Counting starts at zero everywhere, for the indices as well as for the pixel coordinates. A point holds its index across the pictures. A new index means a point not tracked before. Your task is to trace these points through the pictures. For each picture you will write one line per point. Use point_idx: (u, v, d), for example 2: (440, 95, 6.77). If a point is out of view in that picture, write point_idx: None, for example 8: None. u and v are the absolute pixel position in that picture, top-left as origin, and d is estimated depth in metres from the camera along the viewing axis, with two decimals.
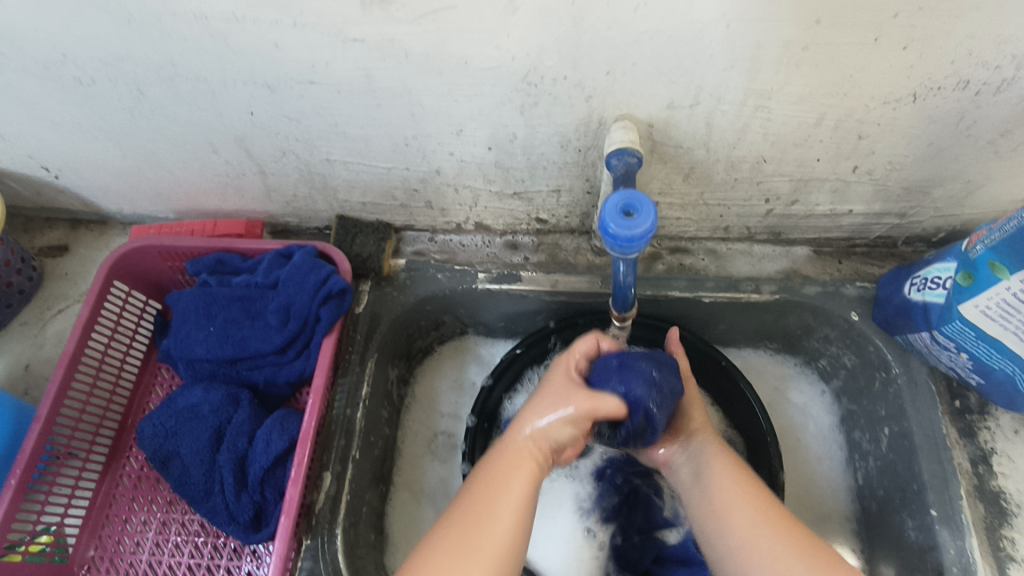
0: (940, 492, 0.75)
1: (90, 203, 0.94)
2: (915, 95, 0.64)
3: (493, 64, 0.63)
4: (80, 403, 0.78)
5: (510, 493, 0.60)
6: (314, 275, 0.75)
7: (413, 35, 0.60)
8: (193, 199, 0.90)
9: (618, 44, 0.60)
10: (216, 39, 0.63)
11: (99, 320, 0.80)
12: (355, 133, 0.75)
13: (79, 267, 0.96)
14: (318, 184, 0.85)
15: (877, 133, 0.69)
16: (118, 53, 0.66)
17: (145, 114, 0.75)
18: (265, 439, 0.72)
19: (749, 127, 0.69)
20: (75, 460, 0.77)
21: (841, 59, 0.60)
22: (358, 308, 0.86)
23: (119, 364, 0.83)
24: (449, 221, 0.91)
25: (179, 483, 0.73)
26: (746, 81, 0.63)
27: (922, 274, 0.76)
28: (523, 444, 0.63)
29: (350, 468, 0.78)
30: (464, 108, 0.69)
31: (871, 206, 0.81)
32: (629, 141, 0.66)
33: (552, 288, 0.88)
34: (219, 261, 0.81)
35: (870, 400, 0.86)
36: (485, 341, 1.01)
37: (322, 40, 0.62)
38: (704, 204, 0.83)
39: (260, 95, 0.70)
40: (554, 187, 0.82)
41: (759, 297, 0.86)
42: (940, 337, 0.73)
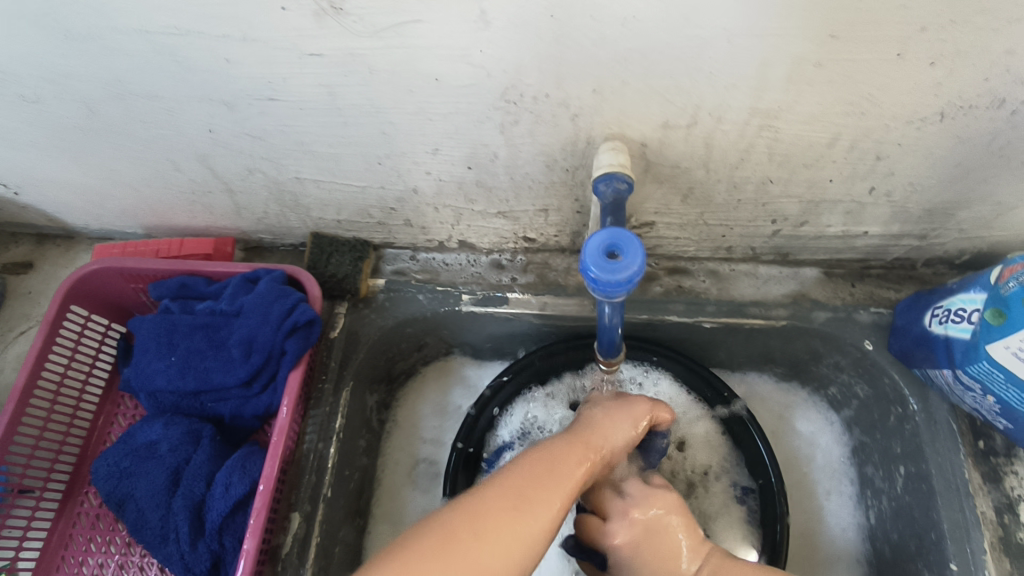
0: (961, 544, 0.69)
1: (54, 218, 0.89)
2: (942, 115, 0.56)
3: (468, 81, 0.57)
4: (33, 438, 0.73)
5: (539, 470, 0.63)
6: (280, 306, 0.70)
7: (377, 50, 0.54)
8: (159, 216, 0.85)
9: (606, 60, 0.53)
10: (163, 55, 0.57)
11: (55, 349, 0.75)
12: (323, 151, 0.69)
13: (43, 285, 0.91)
14: (289, 201, 0.79)
15: (897, 154, 0.62)
16: (59, 70, 0.60)
17: (98, 131, 0.69)
18: (225, 483, 0.67)
19: (754, 147, 0.62)
20: (28, 499, 0.72)
21: (858, 77, 0.53)
22: (333, 332, 0.81)
23: (78, 393, 0.78)
24: (431, 239, 0.85)
25: (135, 529, 0.69)
26: (751, 101, 0.56)
27: (944, 305, 0.69)
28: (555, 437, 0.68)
29: (320, 509, 0.73)
30: (439, 126, 0.63)
31: (888, 227, 0.74)
32: (619, 165, 0.59)
33: (541, 311, 0.82)
34: (183, 285, 0.76)
35: (885, 435, 0.80)
36: (473, 361, 0.95)
37: (278, 55, 0.56)
38: (705, 224, 0.76)
39: (218, 112, 0.64)
40: (541, 207, 0.75)
41: (765, 324, 0.79)
42: (964, 377, 0.66)
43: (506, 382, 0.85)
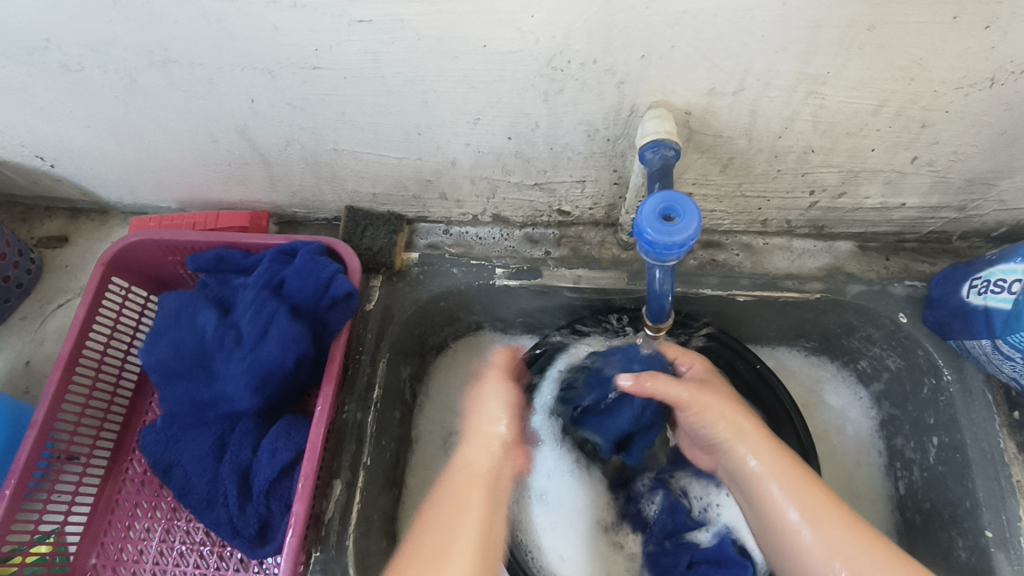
0: (996, 512, 0.70)
1: (89, 192, 0.89)
2: (993, 80, 0.56)
3: (515, 47, 0.57)
4: (80, 405, 0.74)
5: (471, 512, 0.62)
6: (316, 278, 0.70)
7: (426, 15, 0.54)
8: (195, 190, 0.85)
9: (656, 24, 0.53)
10: (210, 21, 0.57)
11: (97, 319, 0.76)
12: (364, 121, 0.69)
13: (79, 258, 0.92)
14: (326, 173, 0.79)
15: (943, 122, 0.62)
16: (105, 38, 0.61)
17: (139, 101, 0.69)
18: (270, 449, 0.68)
19: (799, 115, 0.62)
20: (75, 464, 0.74)
21: (910, 40, 0.53)
22: (368, 305, 0.81)
23: (120, 363, 0.79)
24: (465, 213, 0.85)
25: (183, 492, 0.71)
26: (800, 66, 0.56)
27: (983, 275, 0.69)
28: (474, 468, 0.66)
29: (361, 476, 0.74)
30: (482, 95, 0.63)
31: (926, 199, 0.74)
32: (666, 133, 0.60)
33: (575, 284, 0.82)
34: (219, 257, 0.76)
35: (916, 406, 0.81)
36: (503, 336, 0.96)
37: (325, 22, 0.56)
38: (741, 196, 0.76)
39: (260, 81, 0.64)
40: (578, 178, 0.76)
41: (799, 296, 0.80)
42: (1004, 347, 0.67)
43: (540, 355, 0.85)
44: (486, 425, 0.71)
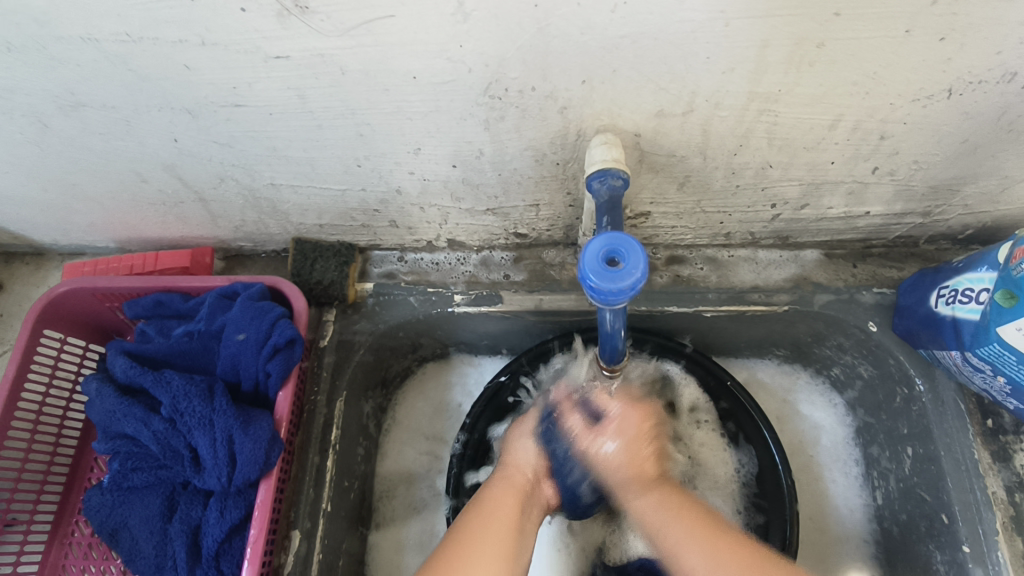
0: (973, 525, 0.68)
1: (20, 236, 0.84)
2: (950, 91, 0.54)
3: (447, 77, 0.53)
4: (16, 469, 0.70)
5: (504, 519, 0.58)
6: (256, 327, 0.67)
7: (348, 49, 0.50)
8: (132, 229, 0.81)
9: (594, 50, 0.50)
10: (116, 63, 0.53)
11: (31, 376, 0.72)
12: (299, 156, 0.65)
13: (15, 306, 0.87)
14: (267, 208, 0.75)
15: (902, 133, 0.59)
16: (6, 85, 0.56)
17: (56, 146, 0.65)
18: (218, 508, 0.63)
19: (753, 132, 0.59)
20: (15, 532, 0.70)
21: (863, 55, 0.50)
22: (322, 340, 0.78)
23: (59, 420, 0.75)
24: (419, 239, 0.81)
25: (130, 558, 0.66)
26: (749, 86, 0.53)
27: (950, 285, 0.67)
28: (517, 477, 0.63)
29: (321, 525, 0.71)
30: (419, 125, 0.59)
31: (890, 206, 0.71)
32: (613, 160, 0.56)
33: (537, 308, 0.79)
34: (157, 302, 0.73)
35: (891, 415, 0.79)
36: (469, 359, 0.92)
37: (240, 59, 0.52)
38: (702, 212, 0.73)
39: (181, 121, 0.60)
40: (531, 202, 0.72)
41: (768, 309, 0.77)
42: (973, 359, 0.65)
43: (504, 382, 0.81)
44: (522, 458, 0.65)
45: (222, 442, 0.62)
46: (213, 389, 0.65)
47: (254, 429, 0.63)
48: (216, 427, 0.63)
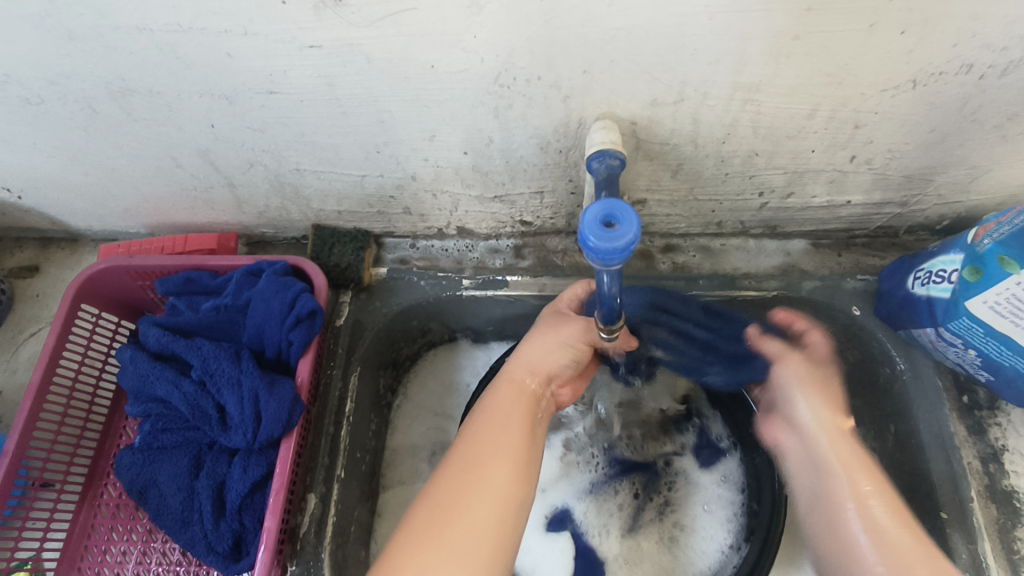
0: (951, 495, 0.72)
1: (58, 221, 0.90)
2: (915, 82, 0.59)
3: (462, 66, 0.59)
4: (53, 431, 0.75)
5: (496, 455, 0.57)
6: (280, 299, 0.72)
7: (373, 39, 0.56)
8: (162, 214, 0.87)
9: (594, 41, 0.56)
10: (165, 52, 0.59)
11: (69, 345, 0.77)
12: (323, 142, 0.71)
13: (50, 287, 0.93)
14: (290, 194, 0.81)
15: (875, 123, 0.65)
16: (63, 71, 0.62)
17: (101, 131, 0.71)
18: (242, 465, 0.68)
19: (739, 121, 0.65)
20: (50, 491, 0.74)
21: (834, 48, 0.56)
22: (339, 320, 0.83)
23: (93, 389, 0.81)
24: (430, 227, 0.87)
25: (157, 514, 0.70)
26: (733, 76, 0.59)
27: (926, 267, 0.72)
28: (523, 382, 0.65)
29: (335, 489, 0.75)
30: (434, 113, 0.65)
31: (869, 196, 0.77)
32: (611, 143, 0.62)
33: (541, 292, 0.84)
34: (188, 279, 0.78)
35: (875, 396, 0.83)
36: (474, 344, 0.97)
37: (276, 48, 0.58)
38: (695, 200, 0.79)
39: (218, 106, 0.66)
40: (536, 189, 0.78)
41: (756, 295, 0.82)
42: (946, 334, 0.69)
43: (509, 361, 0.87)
44: (527, 372, 0.66)
45: (249, 401, 0.67)
46: (240, 355, 0.71)
47: (278, 389, 0.67)
48: (243, 387, 0.68)
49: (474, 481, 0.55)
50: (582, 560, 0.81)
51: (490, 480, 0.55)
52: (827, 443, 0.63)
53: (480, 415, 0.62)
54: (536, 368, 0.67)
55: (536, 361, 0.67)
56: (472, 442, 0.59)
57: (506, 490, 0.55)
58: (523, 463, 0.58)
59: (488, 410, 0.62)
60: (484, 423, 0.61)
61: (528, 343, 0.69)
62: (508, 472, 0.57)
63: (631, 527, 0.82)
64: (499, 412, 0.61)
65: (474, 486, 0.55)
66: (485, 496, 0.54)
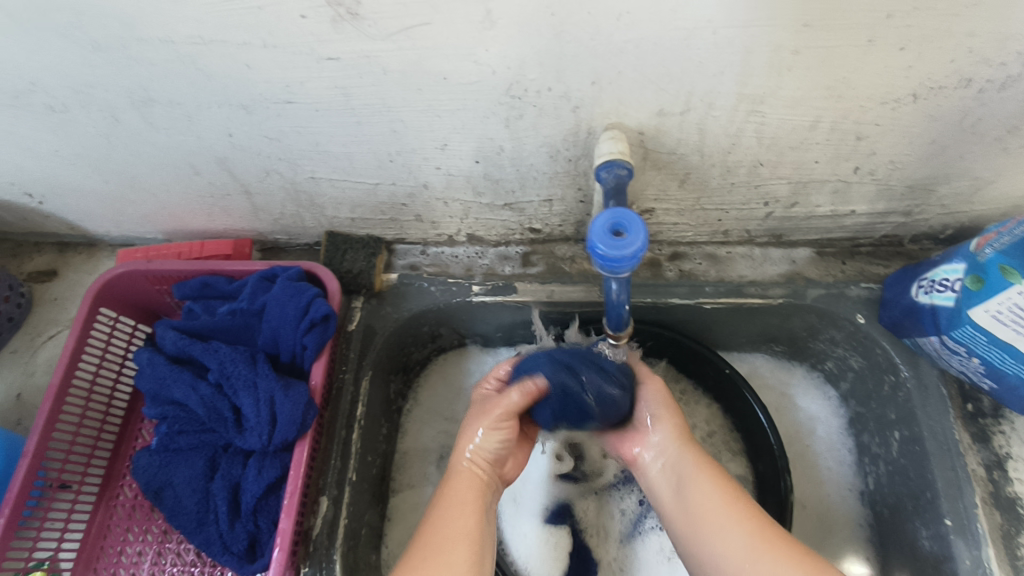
0: (955, 501, 0.73)
1: (77, 226, 0.93)
2: (916, 95, 0.61)
3: (474, 78, 0.61)
4: (70, 433, 0.77)
5: (458, 527, 0.61)
6: (295, 303, 0.74)
7: (389, 52, 0.58)
8: (179, 221, 0.89)
9: (601, 53, 0.57)
10: (187, 63, 0.61)
11: (87, 348, 0.78)
12: (338, 150, 0.73)
13: (68, 291, 0.95)
14: (305, 201, 0.83)
15: (877, 134, 0.66)
16: (88, 81, 0.64)
17: (123, 139, 0.73)
18: (257, 467, 0.69)
19: (743, 132, 0.66)
20: (67, 493, 0.76)
21: (836, 61, 0.57)
22: (350, 325, 0.84)
23: (109, 392, 0.82)
24: (441, 234, 0.89)
25: (173, 514, 0.72)
26: (738, 88, 0.60)
27: (929, 276, 0.73)
28: (464, 468, 0.67)
29: (347, 492, 0.76)
30: (447, 122, 0.67)
31: (873, 205, 0.78)
32: (619, 153, 0.64)
33: (549, 298, 0.85)
34: (204, 284, 0.80)
35: (879, 403, 0.84)
36: (484, 349, 0.98)
37: (295, 60, 0.60)
38: (701, 209, 0.80)
39: (237, 116, 0.68)
40: (545, 198, 0.80)
41: (763, 302, 0.83)
42: (949, 342, 0.70)
43: None
44: (472, 455, 0.68)
45: (264, 403, 0.69)
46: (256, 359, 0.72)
47: (293, 392, 0.69)
48: (259, 389, 0.70)
49: (441, 553, 0.58)
50: (580, 562, 0.83)
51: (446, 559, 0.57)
52: (678, 454, 0.69)
53: (434, 506, 0.64)
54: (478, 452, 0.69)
55: (484, 447, 0.68)
56: (443, 515, 0.62)
57: (463, 574, 0.56)
58: (474, 535, 0.61)
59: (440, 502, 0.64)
60: (445, 507, 0.63)
61: (466, 425, 0.71)
62: (463, 559, 0.58)
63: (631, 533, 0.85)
64: (458, 490, 0.65)
65: (438, 549, 0.58)
66: (450, 571, 0.56)
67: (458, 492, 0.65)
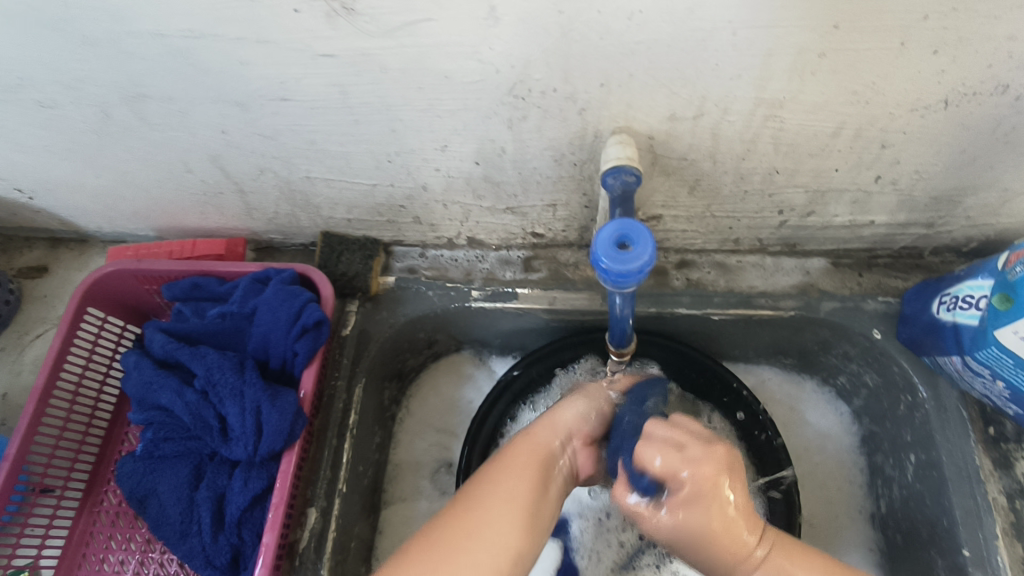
0: (973, 530, 0.69)
1: (68, 222, 0.90)
2: (947, 102, 0.57)
3: (476, 77, 0.58)
4: (54, 437, 0.74)
5: (508, 493, 0.55)
6: (287, 308, 0.71)
7: (386, 49, 0.55)
8: (172, 218, 0.86)
9: (611, 54, 0.54)
10: (176, 57, 0.58)
11: (72, 349, 0.76)
12: (333, 150, 0.70)
13: (58, 288, 0.92)
14: (300, 201, 0.80)
15: (902, 142, 0.62)
16: (75, 75, 0.61)
17: (113, 135, 0.70)
18: (242, 478, 0.67)
19: (760, 138, 0.63)
20: (50, 497, 0.74)
21: (862, 65, 0.53)
22: (344, 329, 0.81)
23: (95, 395, 0.80)
24: (440, 236, 0.86)
25: (156, 524, 0.69)
26: (755, 92, 0.57)
27: (952, 292, 0.69)
28: (542, 441, 0.61)
29: (336, 504, 0.73)
30: (448, 123, 0.64)
31: (894, 216, 0.74)
32: (627, 158, 0.60)
33: (549, 306, 0.82)
34: (195, 285, 0.77)
35: (894, 423, 0.80)
36: (479, 357, 0.95)
37: (289, 56, 0.57)
38: (712, 216, 0.77)
39: (230, 113, 0.65)
40: (549, 202, 0.76)
41: (774, 314, 0.80)
42: (973, 364, 0.66)
43: (517, 376, 0.85)
44: (547, 431, 0.63)
45: (250, 412, 0.66)
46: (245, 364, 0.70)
47: (281, 401, 0.66)
48: (245, 398, 0.67)
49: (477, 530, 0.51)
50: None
51: (485, 534, 0.51)
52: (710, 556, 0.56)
53: (490, 469, 0.58)
54: (563, 420, 0.65)
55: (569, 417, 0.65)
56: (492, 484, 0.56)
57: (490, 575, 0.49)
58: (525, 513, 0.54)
59: (494, 475, 0.57)
60: (503, 473, 0.57)
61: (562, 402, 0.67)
62: (509, 534, 0.52)
63: (624, 561, 0.82)
64: (524, 455, 0.59)
65: (482, 519, 0.52)
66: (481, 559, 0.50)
67: (532, 462, 0.59)
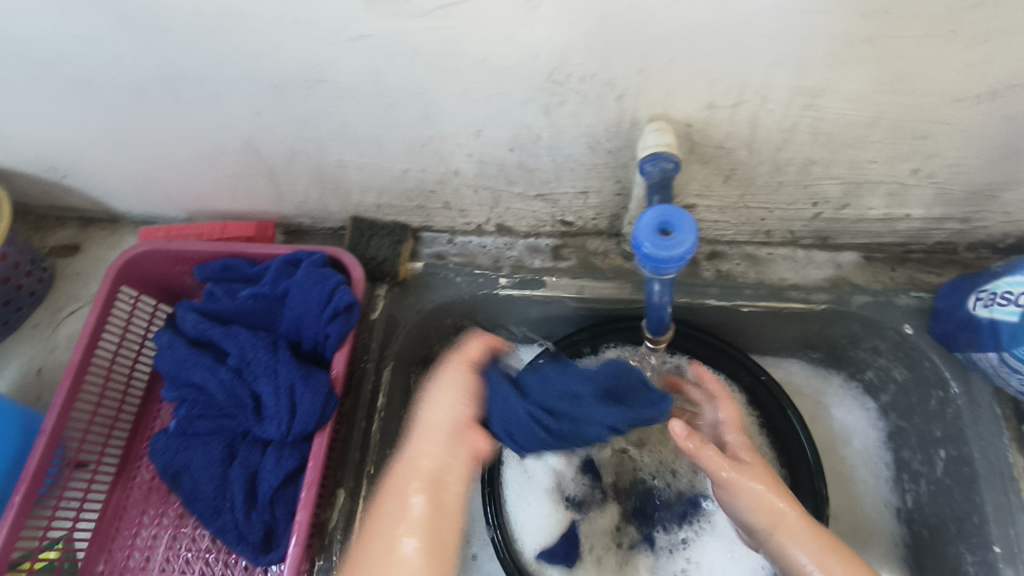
0: (1005, 527, 0.69)
1: (101, 201, 0.91)
2: (992, 93, 0.56)
3: (514, 61, 0.57)
4: (89, 413, 0.75)
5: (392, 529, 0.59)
6: (318, 290, 0.71)
7: (426, 30, 0.55)
8: (203, 200, 0.87)
9: (652, 39, 0.53)
10: (216, 37, 0.58)
11: (107, 327, 0.77)
12: (367, 134, 0.70)
13: (90, 267, 0.94)
14: (331, 184, 0.80)
15: (944, 134, 0.61)
16: (114, 53, 0.62)
17: (148, 115, 0.71)
18: (275, 456, 0.68)
19: (798, 127, 0.62)
20: (84, 472, 0.75)
21: (909, 53, 0.52)
22: (373, 313, 0.81)
23: (128, 372, 0.81)
24: (469, 223, 0.86)
25: (190, 499, 0.71)
26: (797, 80, 0.56)
27: (989, 288, 0.69)
28: (408, 473, 0.62)
29: (365, 485, 0.74)
30: (483, 108, 0.64)
31: (930, 210, 0.74)
32: (665, 146, 0.60)
33: (578, 294, 0.82)
34: (225, 267, 0.77)
35: (924, 418, 0.79)
36: (507, 344, 0.95)
37: (327, 37, 0.57)
38: (744, 207, 0.76)
39: (265, 94, 0.65)
40: (580, 189, 0.76)
41: (806, 308, 0.79)
42: (1011, 360, 0.66)
43: None
44: (416, 459, 0.62)
45: (285, 392, 0.67)
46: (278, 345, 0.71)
47: (314, 382, 0.67)
48: (280, 377, 0.68)
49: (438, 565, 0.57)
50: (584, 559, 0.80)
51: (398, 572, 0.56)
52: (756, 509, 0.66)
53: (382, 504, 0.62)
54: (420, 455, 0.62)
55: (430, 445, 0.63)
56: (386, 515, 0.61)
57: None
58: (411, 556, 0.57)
59: (385, 501, 0.62)
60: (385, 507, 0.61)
61: (432, 396, 0.66)
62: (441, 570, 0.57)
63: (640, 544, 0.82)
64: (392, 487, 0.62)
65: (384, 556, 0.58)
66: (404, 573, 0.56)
67: (399, 496, 0.61)
